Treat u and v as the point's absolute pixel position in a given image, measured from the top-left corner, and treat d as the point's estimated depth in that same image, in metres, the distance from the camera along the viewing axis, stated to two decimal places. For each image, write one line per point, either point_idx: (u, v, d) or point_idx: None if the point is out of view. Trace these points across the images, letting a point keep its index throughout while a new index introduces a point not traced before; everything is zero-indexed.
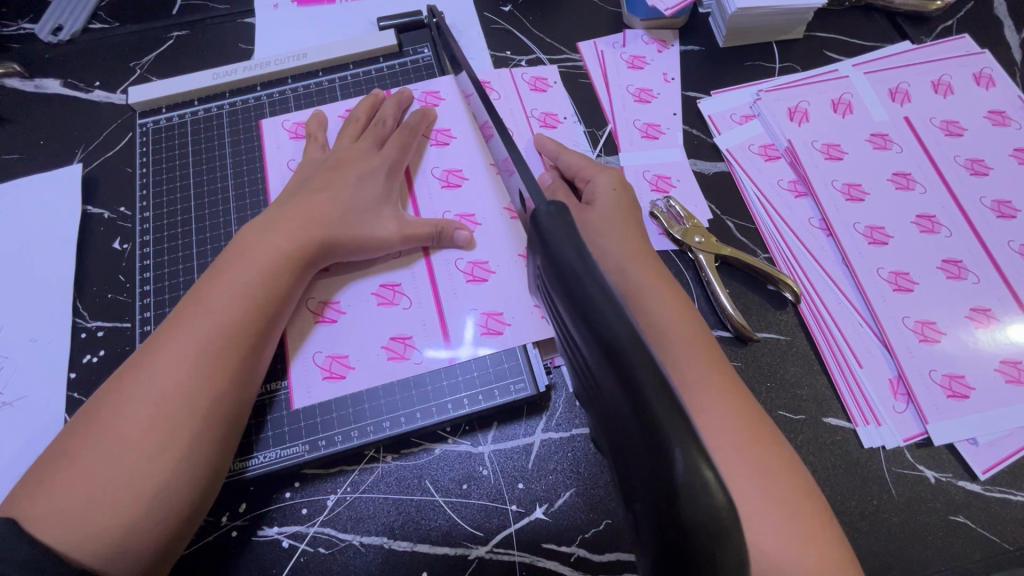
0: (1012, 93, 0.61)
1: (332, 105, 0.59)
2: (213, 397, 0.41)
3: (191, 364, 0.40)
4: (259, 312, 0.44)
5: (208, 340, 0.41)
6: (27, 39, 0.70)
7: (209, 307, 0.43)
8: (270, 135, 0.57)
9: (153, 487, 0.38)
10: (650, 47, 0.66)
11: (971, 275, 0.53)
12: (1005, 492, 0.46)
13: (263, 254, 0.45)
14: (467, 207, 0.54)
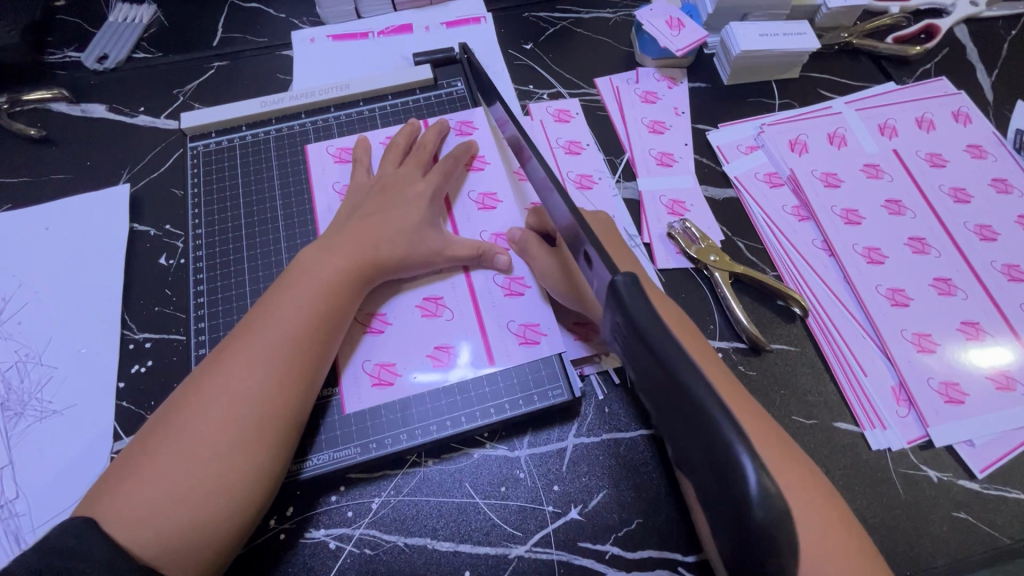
0: (987, 129, 0.68)
1: (373, 133, 0.63)
2: (277, 405, 0.44)
3: (260, 373, 0.45)
4: (320, 328, 0.48)
5: (276, 351, 0.46)
6: (74, 67, 0.74)
7: (277, 321, 0.47)
8: (316, 159, 0.62)
9: (220, 488, 0.41)
10: (661, 84, 0.72)
11: (960, 291, 0.58)
12: (1002, 489, 0.50)
13: (324, 273, 0.50)
14: (502, 227, 0.58)
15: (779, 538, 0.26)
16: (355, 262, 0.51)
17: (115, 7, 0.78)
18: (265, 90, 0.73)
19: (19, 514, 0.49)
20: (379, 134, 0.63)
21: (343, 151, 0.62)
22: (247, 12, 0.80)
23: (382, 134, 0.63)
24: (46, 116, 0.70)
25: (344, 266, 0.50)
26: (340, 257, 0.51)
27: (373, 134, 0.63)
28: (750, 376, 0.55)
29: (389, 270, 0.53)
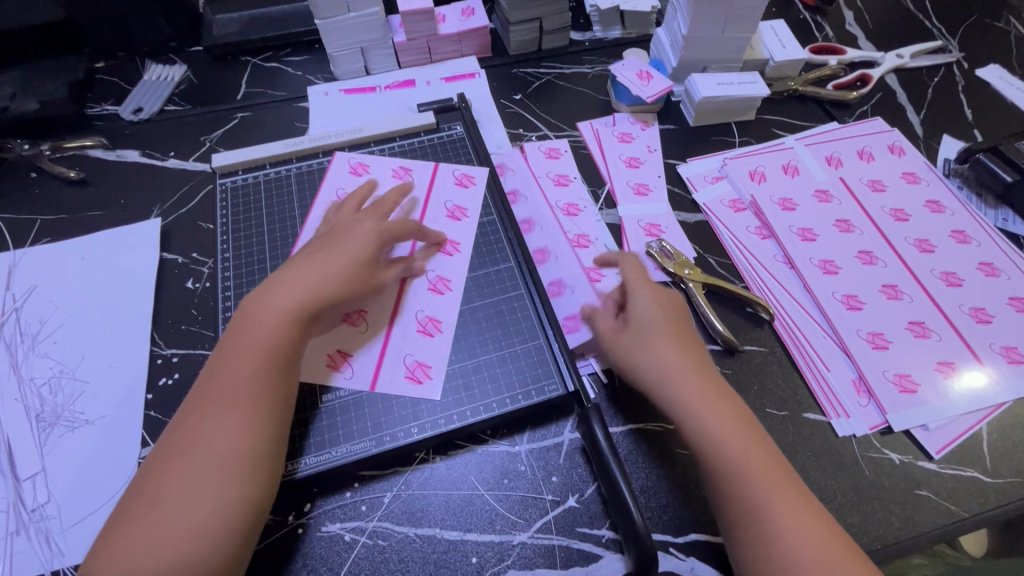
0: (918, 159, 0.78)
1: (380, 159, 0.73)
2: (258, 439, 0.47)
3: (236, 419, 0.47)
4: (284, 364, 0.50)
5: (245, 396, 0.48)
6: (110, 118, 0.82)
7: (241, 368, 0.49)
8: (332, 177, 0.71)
9: (231, 529, 0.44)
10: (635, 126, 0.82)
11: (906, 295, 0.65)
12: (957, 468, 0.56)
13: (283, 313, 0.51)
14: (448, 274, 0.64)
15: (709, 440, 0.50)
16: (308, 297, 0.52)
17: (149, 67, 0.88)
18: (283, 136, 0.82)
19: (51, 516, 0.52)
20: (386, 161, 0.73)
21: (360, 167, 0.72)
22: (266, 70, 0.90)
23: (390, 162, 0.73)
24: (83, 161, 0.77)
25: (300, 304, 0.52)
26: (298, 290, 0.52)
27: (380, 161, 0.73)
28: (726, 374, 0.61)
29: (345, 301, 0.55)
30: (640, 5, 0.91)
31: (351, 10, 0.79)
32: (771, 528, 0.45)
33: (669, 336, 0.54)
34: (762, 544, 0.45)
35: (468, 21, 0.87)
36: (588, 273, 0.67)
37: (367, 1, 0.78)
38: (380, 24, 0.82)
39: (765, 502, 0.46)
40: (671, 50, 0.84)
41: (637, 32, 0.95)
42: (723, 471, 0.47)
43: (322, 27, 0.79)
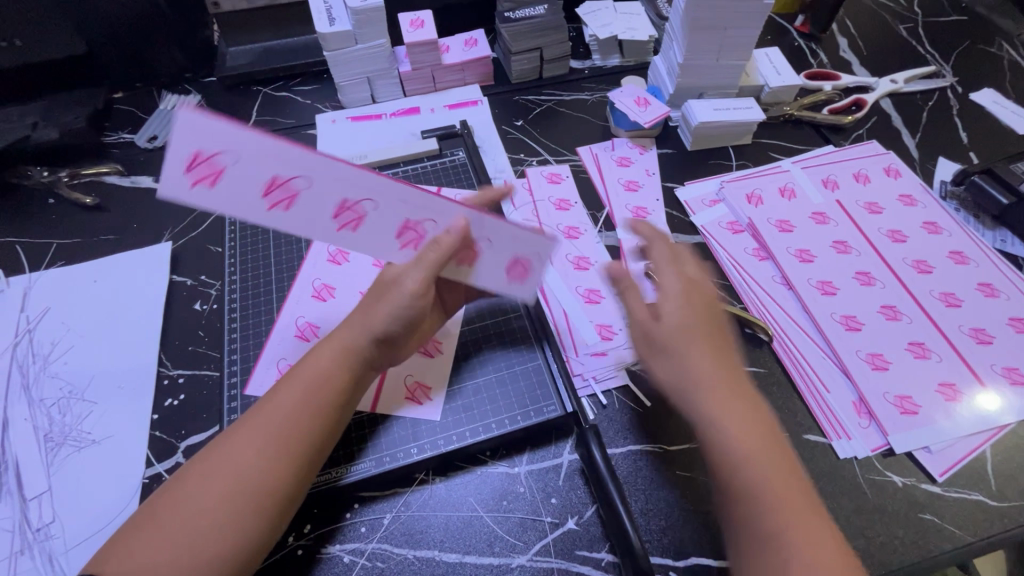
0: (915, 181, 0.79)
1: (212, 137, 0.40)
2: (303, 485, 0.47)
3: (289, 462, 0.46)
4: (341, 412, 0.50)
5: (301, 440, 0.47)
6: (127, 146, 0.85)
7: (304, 408, 0.47)
8: (177, 191, 0.41)
9: (238, 567, 0.43)
10: (633, 151, 0.84)
11: (905, 316, 0.66)
12: (961, 491, 0.55)
13: (350, 358, 0.50)
14: None
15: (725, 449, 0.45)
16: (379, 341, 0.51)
17: (165, 97, 0.92)
18: None
19: (54, 536, 0.53)
20: (236, 137, 0.40)
21: (204, 155, 0.40)
22: (277, 99, 0.93)
23: (234, 128, 0.40)
24: (99, 187, 0.80)
25: (372, 350, 0.51)
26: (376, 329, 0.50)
27: (205, 124, 0.39)
28: None
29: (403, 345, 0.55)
30: (637, 34, 0.94)
31: (359, 42, 0.82)
32: (782, 552, 0.41)
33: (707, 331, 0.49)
34: (772, 565, 0.41)
35: (471, 51, 0.90)
36: (587, 295, 0.68)
37: (374, 34, 0.82)
38: (386, 55, 0.85)
39: (775, 517, 0.42)
40: (667, 77, 0.86)
41: (636, 59, 0.98)
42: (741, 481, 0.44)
43: (331, 58, 0.83)
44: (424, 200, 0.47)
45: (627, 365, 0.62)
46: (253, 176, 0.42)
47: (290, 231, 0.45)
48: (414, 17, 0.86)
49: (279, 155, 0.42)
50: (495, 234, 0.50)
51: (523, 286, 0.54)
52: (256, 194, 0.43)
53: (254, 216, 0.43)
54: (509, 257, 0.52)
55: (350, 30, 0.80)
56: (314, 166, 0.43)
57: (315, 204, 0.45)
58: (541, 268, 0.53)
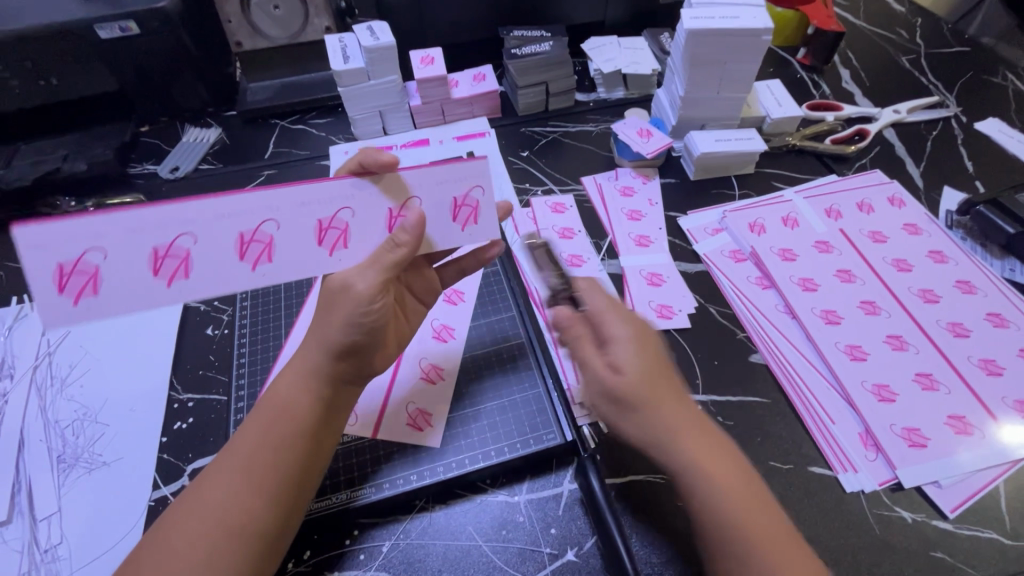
0: (919, 211, 0.79)
1: (75, 246, 0.45)
2: (272, 517, 0.45)
3: (249, 491, 0.45)
4: (307, 440, 0.49)
5: (263, 469, 0.46)
6: (150, 177, 0.89)
7: (265, 437, 0.47)
8: (58, 317, 0.47)
9: None
10: (636, 180, 0.85)
11: (911, 346, 0.65)
12: (973, 529, 0.54)
13: (306, 382, 0.50)
14: (451, 321, 0.68)
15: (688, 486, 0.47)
16: (335, 359, 0.50)
17: (187, 130, 0.96)
18: None
19: (61, 557, 0.54)
20: (102, 233, 0.46)
21: (68, 268, 0.46)
22: (293, 132, 0.97)
23: (101, 222, 0.46)
24: None
25: (326, 369, 0.50)
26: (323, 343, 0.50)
27: (70, 239, 0.45)
28: (729, 425, 0.61)
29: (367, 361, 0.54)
30: (641, 68, 0.97)
31: (371, 78, 0.86)
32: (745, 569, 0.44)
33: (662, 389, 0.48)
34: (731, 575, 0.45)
35: (479, 85, 0.93)
36: None
37: (386, 70, 0.86)
38: (397, 90, 0.89)
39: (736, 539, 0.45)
40: (670, 109, 0.88)
41: (640, 92, 1.01)
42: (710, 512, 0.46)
43: (345, 94, 0.86)
44: (352, 190, 0.51)
45: None
46: (136, 259, 0.47)
47: (199, 294, 0.49)
48: (424, 55, 0.90)
49: (151, 230, 0.47)
50: (421, 187, 0.52)
51: (481, 226, 0.55)
52: (148, 276, 0.48)
53: (154, 297, 0.48)
54: (449, 203, 0.54)
55: (363, 67, 0.84)
56: (193, 220, 0.47)
57: (212, 254, 0.48)
58: (488, 196, 0.54)
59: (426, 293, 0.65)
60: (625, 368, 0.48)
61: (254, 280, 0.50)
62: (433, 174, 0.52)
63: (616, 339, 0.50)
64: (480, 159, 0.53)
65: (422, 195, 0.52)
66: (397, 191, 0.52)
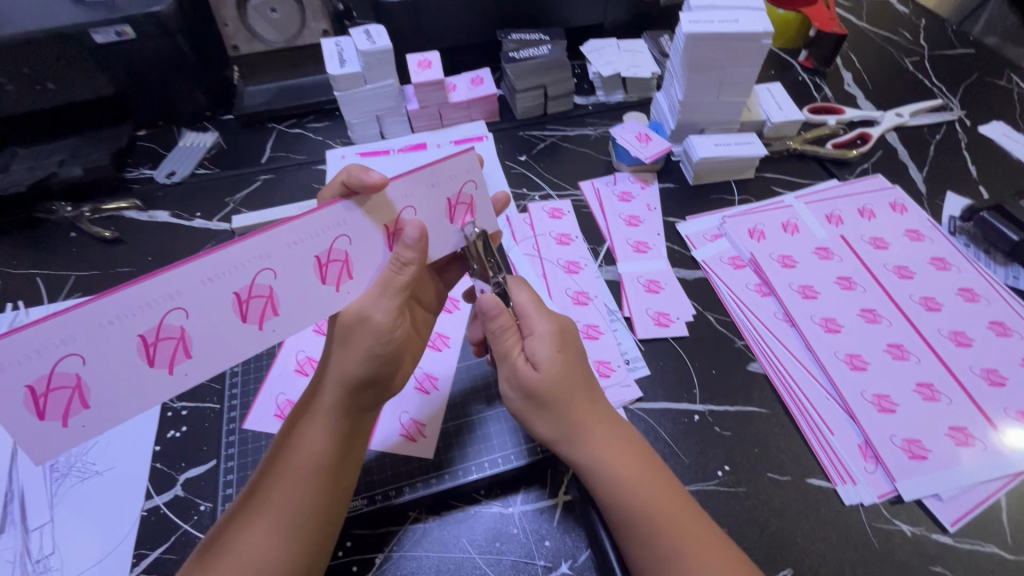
0: (922, 216, 0.78)
1: (43, 358, 0.41)
2: (305, 548, 0.46)
3: (282, 525, 0.46)
4: (332, 471, 0.49)
5: (292, 502, 0.47)
6: (147, 181, 0.89)
7: (292, 473, 0.49)
8: (47, 439, 0.43)
9: None
10: (635, 185, 0.85)
11: (912, 355, 0.64)
12: (974, 543, 0.53)
13: (327, 417, 0.51)
14: (445, 330, 0.68)
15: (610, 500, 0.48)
16: (354, 391, 0.52)
17: (184, 135, 0.96)
18: (301, 198, 0.88)
19: (52, 568, 0.54)
20: (69, 339, 0.41)
21: (42, 389, 0.41)
22: (290, 136, 0.97)
23: (64, 327, 0.41)
24: (118, 221, 0.83)
25: (347, 402, 0.52)
26: (341, 372, 0.51)
27: (33, 354, 0.40)
28: (727, 436, 0.60)
29: (384, 390, 0.55)
30: (640, 71, 0.96)
31: (368, 82, 0.85)
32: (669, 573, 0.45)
33: (579, 385, 0.51)
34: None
35: (477, 89, 0.93)
36: (585, 330, 0.68)
37: (382, 75, 0.85)
38: (394, 94, 0.88)
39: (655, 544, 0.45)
40: (669, 114, 0.87)
41: (639, 95, 1.00)
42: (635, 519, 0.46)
43: (341, 98, 0.86)
44: (348, 216, 0.48)
45: (626, 405, 0.62)
46: (121, 353, 0.43)
47: (205, 370, 0.46)
48: (421, 58, 0.89)
49: (129, 318, 0.42)
50: (413, 196, 0.50)
51: (481, 220, 0.54)
52: (142, 367, 0.44)
53: (156, 388, 0.45)
54: (444, 202, 0.52)
55: (359, 72, 0.83)
56: (179, 291, 0.43)
57: (210, 323, 0.45)
58: (481, 189, 0.53)
59: (432, 301, 0.64)
60: (544, 365, 0.50)
61: (266, 337, 0.47)
62: (421, 179, 0.50)
63: (536, 333, 0.51)
64: (465, 154, 0.51)
65: (415, 203, 0.50)
66: (384, 207, 0.49)
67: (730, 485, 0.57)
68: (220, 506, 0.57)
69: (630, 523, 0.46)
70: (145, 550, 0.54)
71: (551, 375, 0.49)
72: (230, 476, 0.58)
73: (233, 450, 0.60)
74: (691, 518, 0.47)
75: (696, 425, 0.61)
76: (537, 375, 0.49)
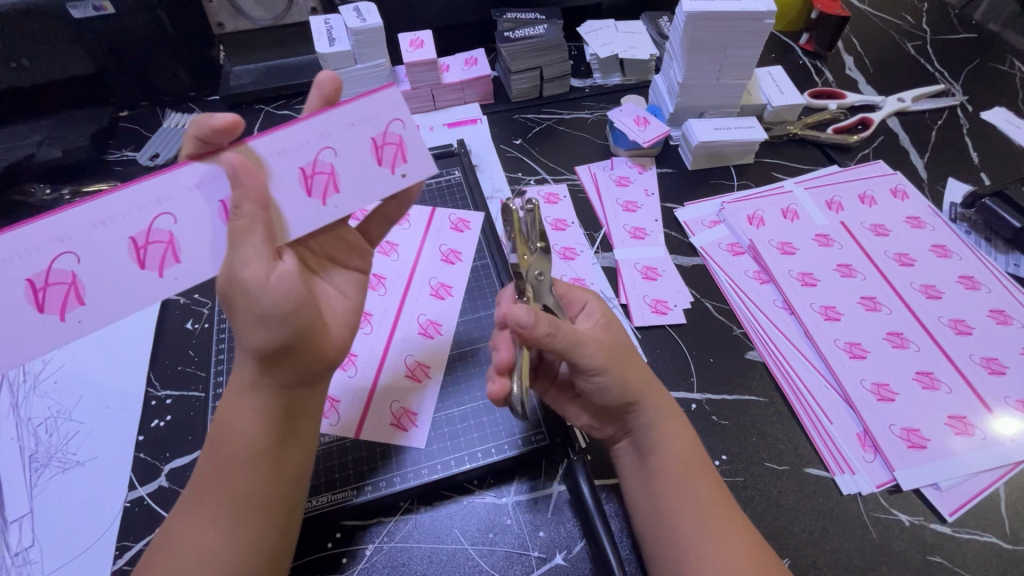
0: (923, 203, 0.77)
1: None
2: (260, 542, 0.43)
3: (229, 519, 0.43)
4: (268, 454, 0.45)
5: (229, 491, 0.43)
6: (129, 163, 0.86)
7: (228, 455, 0.44)
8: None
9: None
10: (633, 170, 0.83)
11: (912, 344, 0.63)
12: (972, 532, 0.53)
13: (253, 397, 0.45)
14: (439, 317, 0.66)
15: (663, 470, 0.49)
16: (270, 361, 0.44)
17: (169, 116, 0.92)
18: None
19: (33, 561, 0.52)
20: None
21: None
22: (278, 118, 0.94)
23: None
24: None
25: (270, 377, 0.44)
26: (245, 345, 0.43)
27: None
28: (724, 425, 0.59)
29: (315, 356, 0.46)
30: (638, 53, 0.94)
31: (359, 62, 0.83)
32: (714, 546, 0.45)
33: (635, 356, 0.52)
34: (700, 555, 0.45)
35: (471, 69, 0.90)
36: None
37: (374, 54, 0.82)
38: (385, 74, 0.85)
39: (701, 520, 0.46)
40: (668, 97, 0.85)
41: (637, 78, 0.98)
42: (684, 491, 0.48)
43: None
44: (282, 154, 0.46)
45: None
46: (15, 296, 0.42)
47: (107, 315, 0.44)
48: (414, 37, 0.86)
49: (22, 260, 0.42)
50: (331, 136, 0.47)
51: (411, 164, 0.50)
52: (35, 313, 0.43)
53: (56, 334, 0.44)
54: (366, 141, 0.48)
55: (350, 50, 0.80)
56: (68, 236, 0.43)
57: (104, 268, 0.44)
58: (409, 128, 0.49)
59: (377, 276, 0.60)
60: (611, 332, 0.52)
61: (168, 285, 0.45)
62: (340, 117, 0.47)
63: (588, 309, 0.55)
64: (386, 89, 0.48)
65: (333, 144, 0.47)
66: (287, 150, 0.46)
67: (728, 475, 0.56)
68: None
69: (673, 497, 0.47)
70: (128, 542, 0.53)
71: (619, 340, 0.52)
72: None
73: None
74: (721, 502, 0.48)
75: (693, 414, 0.60)
76: (613, 339, 0.51)
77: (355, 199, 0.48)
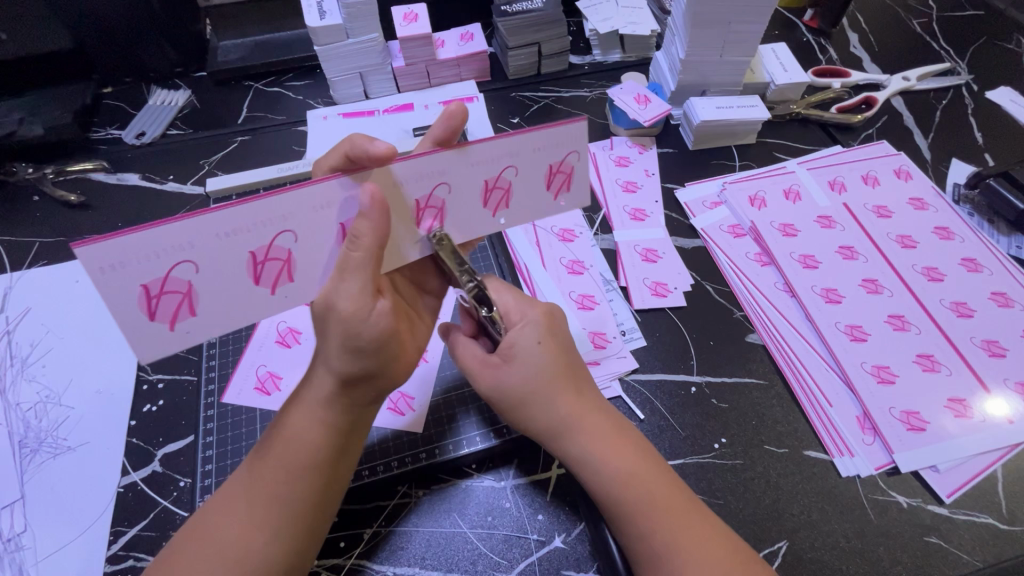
0: (926, 184, 0.76)
1: (160, 261, 0.38)
2: (293, 550, 0.43)
3: (269, 519, 0.43)
4: (326, 464, 0.45)
5: (281, 491, 0.44)
6: (114, 142, 0.83)
7: (288, 457, 0.44)
8: (158, 342, 0.41)
9: None
10: (632, 150, 0.81)
11: (913, 327, 0.63)
12: (969, 513, 0.53)
13: (323, 410, 0.45)
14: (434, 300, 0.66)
15: (604, 498, 0.45)
16: (348, 385, 0.44)
17: (155, 93, 0.89)
18: (281, 161, 0.83)
19: (25, 547, 0.51)
20: (187, 244, 0.39)
21: (156, 289, 0.39)
22: (267, 95, 0.91)
23: (154, 238, 0.38)
24: (85, 184, 0.78)
25: (343, 397, 0.45)
26: (333, 368, 0.44)
27: (149, 258, 0.38)
28: (723, 409, 0.59)
29: (389, 382, 0.47)
30: (639, 29, 0.91)
31: (350, 37, 0.80)
32: (674, 562, 0.42)
33: (563, 380, 0.47)
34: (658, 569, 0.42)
35: (467, 45, 0.87)
36: (580, 300, 0.65)
37: (366, 28, 0.79)
38: (378, 49, 0.82)
39: (660, 536, 0.43)
40: (669, 74, 0.83)
41: (637, 55, 0.95)
42: (629, 513, 0.44)
43: (322, 53, 0.80)
44: (468, 168, 0.44)
45: (621, 376, 0.60)
46: (235, 265, 0.41)
47: (308, 296, 0.44)
48: (407, 11, 0.83)
49: (246, 233, 0.40)
50: (517, 157, 0.45)
51: (572, 195, 0.49)
52: (249, 285, 0.42)
53: (261, 304, 0.43)
54: (543, 168, 0.47)
55: (341, 24, 0.78)
56: (191, 244, 0.39)
57: (316, 247, 0.43)
58: (584, 161, 0.47)
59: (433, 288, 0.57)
60: (522, 362, 0.46)
61: None
62: (531, 140, 0.45)
63: (521, 323, 0.47)
64: (577, 121, 0.45)
65: (518, 163, 0.45)
66: (416, 177, 0.43)
67: (728, 457, 0.55)
68: (199, 482, 0.54)
69: (630, 517, 0.44)
70: (123, 528, 0.52)
71: (528, 374, 0.46)
72: (210, 452, 0.56)
73: (213, 425, 0.57)
74: (691, 514, 0.44)
75: (693, 397, 0.59)
76: (512, 373, 0.46)
77: (514, 217, 0.48)
